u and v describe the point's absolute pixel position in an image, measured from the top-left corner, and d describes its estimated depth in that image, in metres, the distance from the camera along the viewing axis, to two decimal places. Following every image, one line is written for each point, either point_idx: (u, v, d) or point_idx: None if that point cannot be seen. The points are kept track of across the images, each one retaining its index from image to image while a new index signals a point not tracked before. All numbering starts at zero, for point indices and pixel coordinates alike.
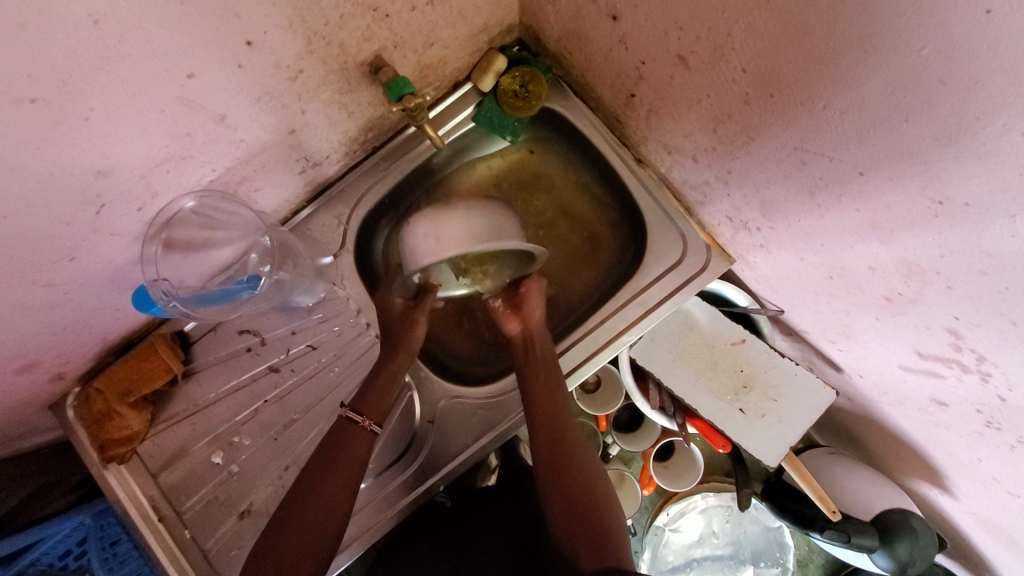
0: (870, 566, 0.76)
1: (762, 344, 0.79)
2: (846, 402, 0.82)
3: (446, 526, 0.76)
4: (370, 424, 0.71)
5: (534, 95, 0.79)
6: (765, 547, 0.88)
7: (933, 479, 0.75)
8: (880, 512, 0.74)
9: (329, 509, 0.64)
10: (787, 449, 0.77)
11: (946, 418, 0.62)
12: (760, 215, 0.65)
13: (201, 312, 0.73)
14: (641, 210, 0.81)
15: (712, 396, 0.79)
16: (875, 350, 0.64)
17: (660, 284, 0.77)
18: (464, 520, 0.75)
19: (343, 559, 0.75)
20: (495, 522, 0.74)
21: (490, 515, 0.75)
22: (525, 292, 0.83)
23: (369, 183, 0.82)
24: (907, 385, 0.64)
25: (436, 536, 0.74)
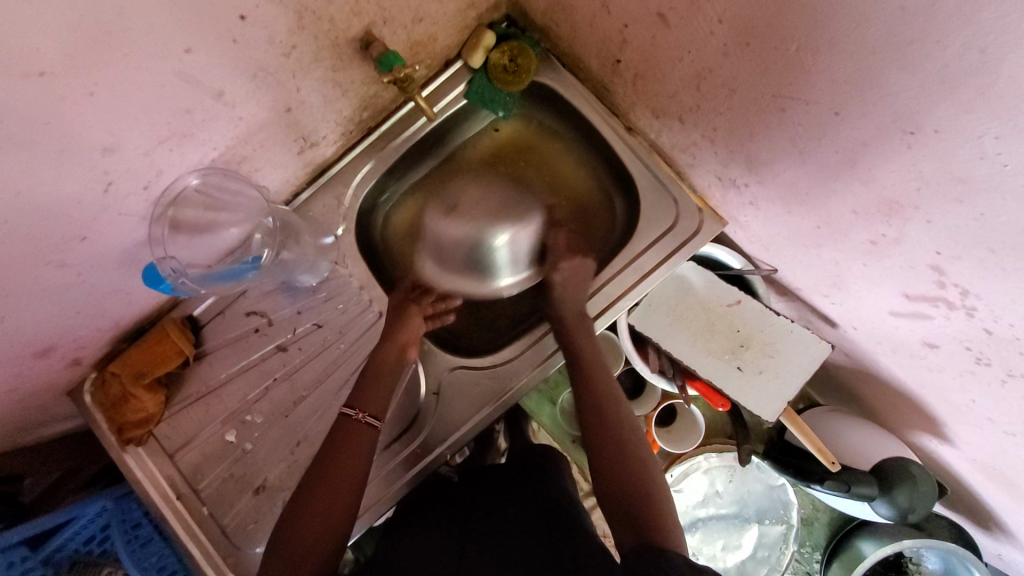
0: (871, 515, 0.77)
1: (757, 304, 0.80)
2: (842, 358, 0.83)
3: (456, 503, 0.75)
4: (364, 417, 0.71)
5: (522, 68, 0.81)
6: (770, 505, 0.89)
7: (932, 429, 0.76)
8: (877, 462, 0.76)
9: (345, 477, 0.67)
10: (785, 404, 0.78)
11: (937, 360, 0.63)
12: (747, 171, 0.66)
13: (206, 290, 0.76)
14: (636, 179, 0.83)
15: (710, 356, 0.81)
16: (865, 298, 0.66)
17: (654, 249, 0.79)
18: (478, 503, 0.73)
19: (356, 530, 0.78)
20: (508, 511, 0.70)
21: (508, 503, 0.71)
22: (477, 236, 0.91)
23: (366, 163, 0.84)
24: (899, 331, 0.65)
25: (444, 509, 0.74)
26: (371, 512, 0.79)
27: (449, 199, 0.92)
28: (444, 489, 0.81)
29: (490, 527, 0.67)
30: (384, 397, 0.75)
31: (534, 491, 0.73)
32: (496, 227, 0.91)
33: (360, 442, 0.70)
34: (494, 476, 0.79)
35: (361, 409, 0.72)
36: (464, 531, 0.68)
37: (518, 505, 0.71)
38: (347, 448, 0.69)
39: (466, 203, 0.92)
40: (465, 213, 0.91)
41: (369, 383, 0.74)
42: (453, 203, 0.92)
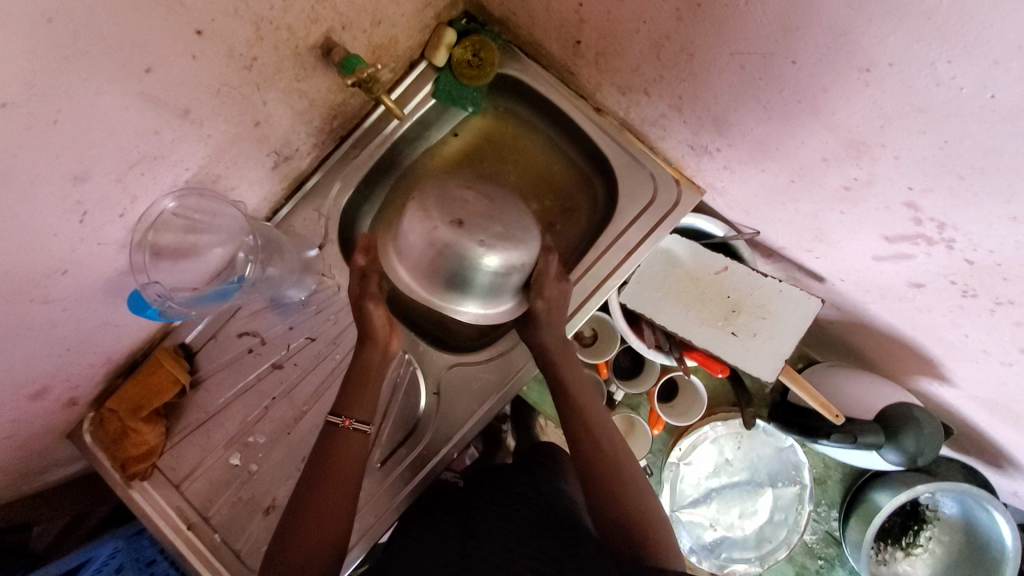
0: (880, 463, 0.78)
1: (743, 269, 0.81)
2: (835, 313, 0.83)
3: (456, 507, 0.74)
4: (351, 424, 0.71)
5: (486, 62, 0.82)
6: (780, 467, 0.88)
7: (932, 372, 0.77)
8: (880, 410, 0.76)
9: (339, 490, 0.67)
10: (783, 363, 0.79)
11: (926, 300, 0.64)
12: (717, 135, 0.67)
13: (194, 309, 0.76)
14: (610, 157, 0.83)
15: (703, 325, 0.81)
16: (847, 247, 0.66)
17: (638, 224, 0.80)
18: (475, 504, 0.73)
19: (353, 557, 0.78)
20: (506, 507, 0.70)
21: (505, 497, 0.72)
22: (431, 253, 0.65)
23: (342, 173, 0.84)
24: (884, 275, 0.65)
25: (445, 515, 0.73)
26: (375, 529, 0.79)
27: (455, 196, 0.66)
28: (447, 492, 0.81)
29: (488, 522, 0.67)
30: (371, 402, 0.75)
31: (533, 487, 0.73)
32: (492, 246, 0.64)
33: (350, 447, 0.70)
34: (494, 476, 0.79)
35: (347, 415, 0.72)
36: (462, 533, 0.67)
37: (517, 499, 0.71)
38: (342, 454, 0.70)
39: (478, 219, 0.64)
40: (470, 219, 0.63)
41: (358, 390, 0.74)
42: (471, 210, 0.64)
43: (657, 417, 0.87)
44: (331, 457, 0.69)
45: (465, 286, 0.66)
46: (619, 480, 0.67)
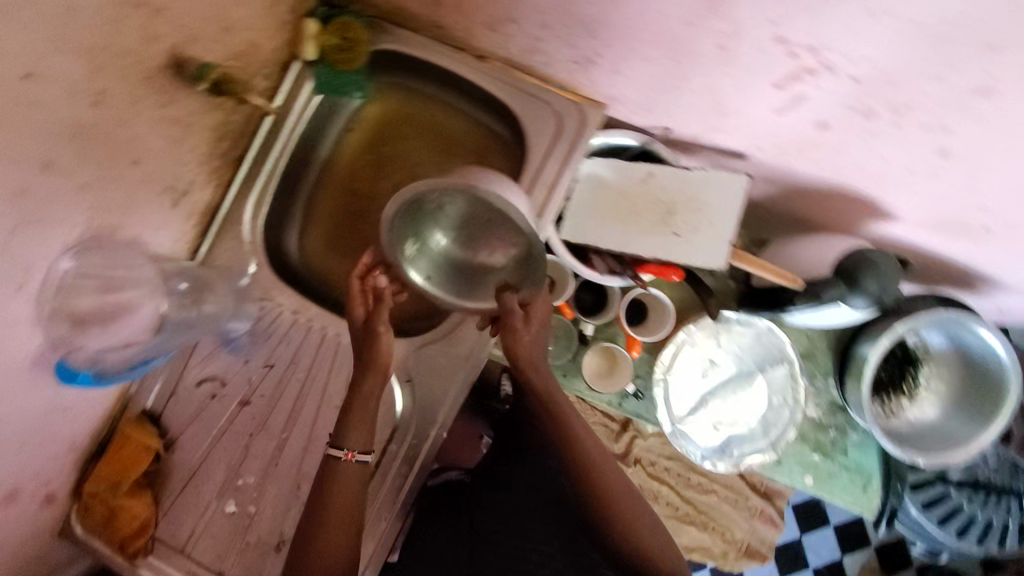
0: (852, 314, 0.77)
1: (668, 169, 0.80)
2: (770, 185, 0.83)
3: (464, 507, 0.85)
4: (353, 456, 0.71)
5: (355, 42, 0.81)
6: (764, 352, 0.88)
7: (875, 211, 0.76)
8: (834, 262, 0.75)
9: (339, 522, 0.69)
10: (730, 244, 0.77)
11: (836, 138, 0.63)
12: (591, 39, 0.66)
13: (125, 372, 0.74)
14: (506, 100, 0.82)
15: (646, 236, 0.81)
16: (749, 110, 0.65)
17: (551, 156, 0.80)
18: (478, 503, 0.84)
19: None
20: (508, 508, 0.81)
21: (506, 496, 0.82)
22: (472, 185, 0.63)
23: (250, 194, 0.83)
24: (792, 127, 0.64)
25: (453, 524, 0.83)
26: (387, 531, 0.80)
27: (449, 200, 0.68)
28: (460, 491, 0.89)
29: (496, 524, 0.79)
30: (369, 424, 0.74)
31: (535, 477, 0.83)
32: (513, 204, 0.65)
33: (347, 481, 0.70)
34: (490, 469, 0.87)
35: (348, 446, 0.72)
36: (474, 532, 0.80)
37: (517, 497, 0.82)
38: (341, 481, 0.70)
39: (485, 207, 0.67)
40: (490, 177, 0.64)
41: (349, 419, 0.73)
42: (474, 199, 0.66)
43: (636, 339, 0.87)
44: (328, 492, 0.69)
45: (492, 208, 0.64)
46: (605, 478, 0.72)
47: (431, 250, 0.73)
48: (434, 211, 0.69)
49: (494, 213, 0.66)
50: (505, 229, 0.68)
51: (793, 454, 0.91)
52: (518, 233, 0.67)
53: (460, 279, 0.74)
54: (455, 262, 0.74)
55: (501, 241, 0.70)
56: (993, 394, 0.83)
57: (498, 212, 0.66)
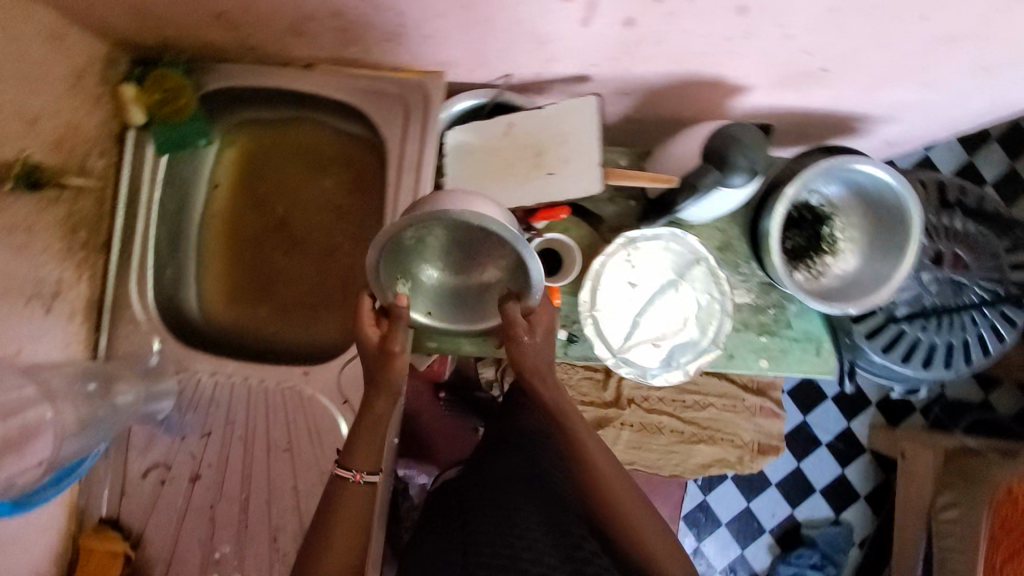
0: (740, 194, 0.77)
1: (522, 114, 0.80)
2: (626, 97, 0.83)
3: (455, 514, 0.77)
4: (362, 476, 0.68)
5: (176, 90, 0.80)
6: (679, 258, 0.89)
7: (726, 86, 0.77)
8: (702, 150, 0.75)
9: (344, 545, 0.65)
10: (600, 167, 0.77)
11: (649, 31, 0.63)
12: (388, 11, 0.65)
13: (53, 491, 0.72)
14: (345, 97, 0.82)
15: (523, 184, 0.80)
16: (561, 31, 0.65)
17: (408, 137, 0.81)
18: (471, 508, 0.76)
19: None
20: (504, 505, 0.74)
21: (506, 494, 0.75)
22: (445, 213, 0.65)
23: (130, 273, 0.81)
24: (607, 34, 0.64)
25: (445, 520, 0.79)
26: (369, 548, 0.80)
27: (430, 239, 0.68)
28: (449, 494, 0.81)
29: (488, 524, 0.71)
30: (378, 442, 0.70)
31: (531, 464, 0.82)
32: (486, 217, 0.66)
33: (350, 498, 0.68)
34: (495, 468, 0.82)
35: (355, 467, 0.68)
36: (463, 536, 0.72)
37: (513, 497, 0.75)
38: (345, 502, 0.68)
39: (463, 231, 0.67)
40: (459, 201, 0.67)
41: (357, 435, 0.69)
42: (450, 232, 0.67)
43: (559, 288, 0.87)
44: (335, 511, 0.67)
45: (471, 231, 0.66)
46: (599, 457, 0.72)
47: (429, 288, 0.73)
48: (414, 251, 0.69)
49: (474, 232, 0.66)
50: (488, 247, 0.68)
51: (740, 343, 0.92)
52: (501, 244, 0.67)
53: (463, 307, 0.73)
54: (452, 291, 0.73)
55: (489, 258, 0.69)
56: (898, 221, 0.84)
57: (478, 231, 0.66)
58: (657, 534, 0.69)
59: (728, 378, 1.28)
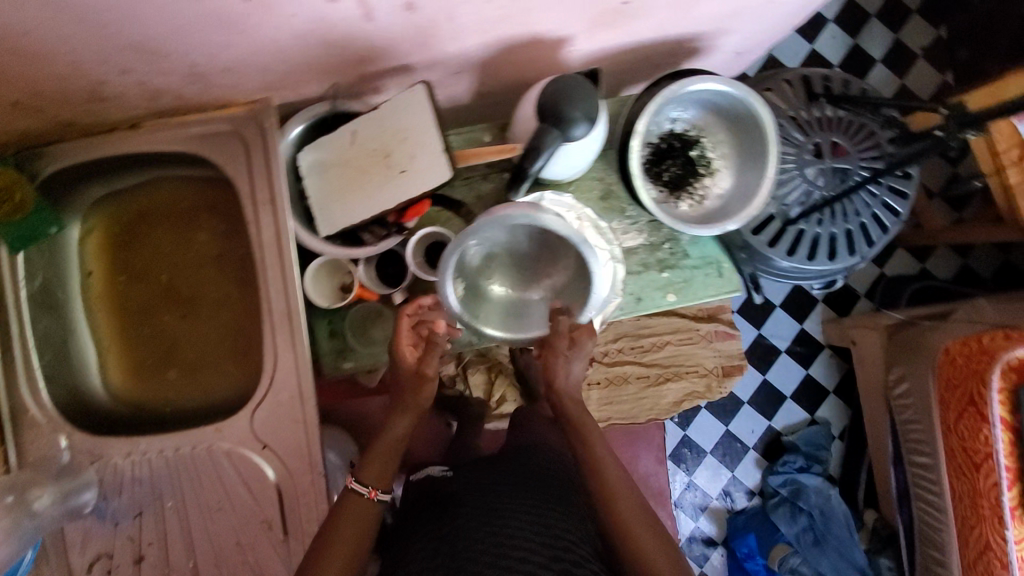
0: (592, 136, 0.78)
1: (359, 118, 0.79)
2: (463, 75, 0.83)
3: (442, 512, 0.79)
4: (377, 493, 0.74)
5: (11, 184, 0.74)
6: (558, 221, 0.87)
7: (551, 41, 0.77)
8: (536, 110, 0.74)
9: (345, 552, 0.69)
10: (445, 153, 0.77)
11: (438, 10, 0.62)
12: (179, 52, 0.63)
13: None
14: (182, 146, 0.79)
15: (381, 188, 0.80)
16: (356, 30, 0.64)
17: (254, 169, 0.78)
18: (460, 506, 0.79)
19: None
20: (495, 503, 0.77)
21: (496, 494, 0.79)
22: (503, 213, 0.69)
23: (18, 380, 0.78)
24: (400, 21, 0.64)
25: (436, 510, 0.81)
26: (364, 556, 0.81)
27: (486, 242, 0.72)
28: (435, 497, 0.85)
29: (479, 520, 0.74)
30: (390, 461, 0.78)
31: (537, 476, 0.85)
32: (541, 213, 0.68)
33: (353, 508, 0.72)
34: (481, 474, 0.86)
35: (371, 484, 0.75)
36: (452, 528, 0.74)
37: (503, 498, 0.78)
38: (348, 512, 0.72)
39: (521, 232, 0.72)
40: (503, 208, 0.70)
41: (378, 454, 0.78)
42: (515, 229, 0.71)
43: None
44: (338, 515, 0.72)
45: (541, 225, 0.68)
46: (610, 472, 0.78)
47: (482, 301, 0.75)
48: (467, 267, 0.72)
49: (531, 234, 0.72)
50: (548, 251, 0.73)
51: (643, 285, 0.92)
52: (567, 247, 0.71)
53: (514, 316, 0.76)
54: (507, 298, 0.76)
55: (548, 258, 0.74)
56: (755, 135, 0.85)
57: (535, 233, 0.71)
58: (654, 543, 0.73)
59: (679, 314, 1.29)
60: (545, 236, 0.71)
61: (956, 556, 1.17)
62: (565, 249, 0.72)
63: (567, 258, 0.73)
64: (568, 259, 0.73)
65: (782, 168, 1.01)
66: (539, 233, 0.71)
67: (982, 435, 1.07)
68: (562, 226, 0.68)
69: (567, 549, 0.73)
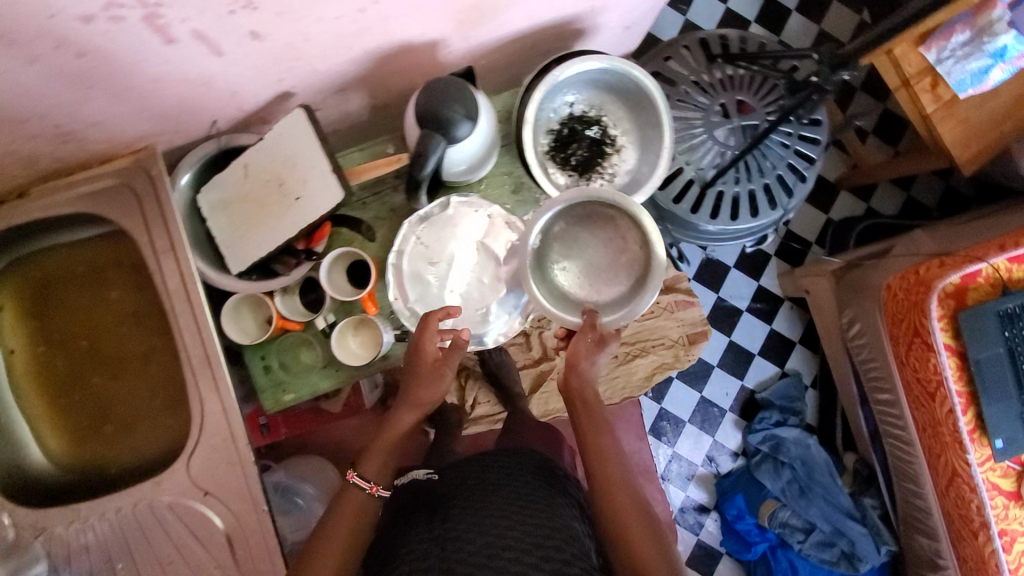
0: (483, 134, 0.78)
1: (249, 150, 0.78)
2: (346, 92, 0.82)
3: (435, 510, 0.78)
4: (377, 489, 0.75)
5: None
6: (470, 222, 0.86)
7: (421, 45, 0.76)
8: (418, 117, 0.74)
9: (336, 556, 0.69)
10: (335, 173, 0.76)
11: (282, 34, 0.62)
12: (31, 118, 0.62)
13: None
14: (76, 208, 0.79)
15: (281, 218, 0.79)
16: (205, 68, 0.63)
17: (150, 217, 0.78)
18: (453, 504, 0.78)
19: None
20: (490, 501, 0.76)
21: (491, 491, 0.78)
22: (607, 209, 0.78)
23: None
24: (247, 52, 0.63)
25: (430, 510, 0.80)
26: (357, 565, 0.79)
27: (567, 218, 0.79)
28: (429, 498, 0.83)
29: (471, 518, 0.73)
30: (387, 456, 0.79)
31: (539, 480, 0.83)
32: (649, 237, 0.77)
33: (348, 506, 0.74)
34: (477, 466, 0.84)
35: (373, 479, 0.76)
36: (444, 528, 0.73)
37: (499, 497, 0.77)
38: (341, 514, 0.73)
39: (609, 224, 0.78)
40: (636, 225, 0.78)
41: (378, 450, 0.78)
42: (589, 208, 0.79)
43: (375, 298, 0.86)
44: (335, 516, 0.73)
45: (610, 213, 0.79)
46: (610, 469, 0.76)
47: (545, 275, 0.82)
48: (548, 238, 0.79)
49: (591, 211, 0.79)
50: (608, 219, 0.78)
51: None
52: (634, 235, 0.78)
53: (568, 301, 0.80)
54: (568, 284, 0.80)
55: (615, 242, 0.77)
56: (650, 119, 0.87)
57: (599, 207, 0.78)
58: (650, 544, 0.70)
59: None
60: (626, 229, 0.79)
61: (930, 487, 1.16)
62: (642, 251, 0.78)
63: (632, 259, 0.78)
64: (638, 256, 0.78)
65: (691, 134, 1.03)
66: (619, 221, 0.79)
67: (931, 364, 1.07)
68: (655, 258, 0.77)
69: (560, 548, 0.71)
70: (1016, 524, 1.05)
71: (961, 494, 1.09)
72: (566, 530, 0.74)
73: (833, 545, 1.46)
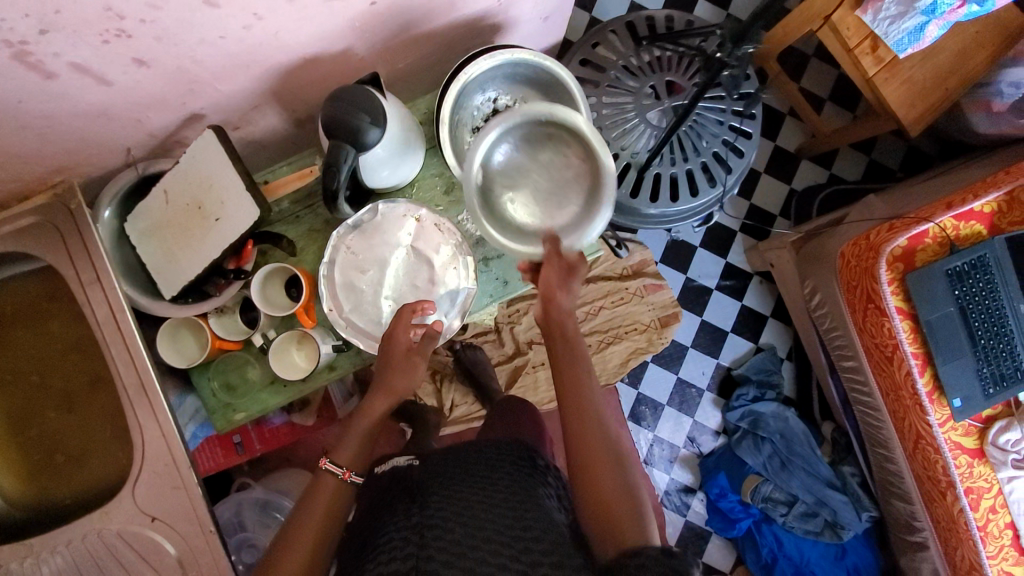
0: (394, 139, 0.78)
1: (166, 176, 0.78)
2: (262, 109, 0.82)
3: (413, 498, 0.65)
4: (349, 476, 0.72)
5: None
6: (399, 227, 0.86)
7: (327, 56, 0.76)
8: (327, 130, 0.74)
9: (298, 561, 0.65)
10: (251, 190, 0.76)
11: (170, 59, 0.62)
12: None
13: None
14: (2, 249, 0.79)
15: (206, 239, 0.80)
16: (99, 99, 0.64)
17: (72, 252, 0.78)
18: (433, 487, 0.65)
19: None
20: (474, 487, 0.65)
21: (472, 484, 0.65)
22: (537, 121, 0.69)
23: None
24: (139, 80, 0.64)
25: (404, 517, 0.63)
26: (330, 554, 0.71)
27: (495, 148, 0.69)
28: (403, 479, 0.71)
29: (453, 505, 0.62)
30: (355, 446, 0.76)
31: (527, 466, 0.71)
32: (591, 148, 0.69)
33: (320, 497, 0.70)
34: (460, 457, 0.71)
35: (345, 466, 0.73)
36: (422, 517, 0.60)
37: (479, 487, 0.65)
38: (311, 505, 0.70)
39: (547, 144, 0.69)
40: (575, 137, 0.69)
41: (350, 438, 0.75)
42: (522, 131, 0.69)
43: (311, 312, 0.86)
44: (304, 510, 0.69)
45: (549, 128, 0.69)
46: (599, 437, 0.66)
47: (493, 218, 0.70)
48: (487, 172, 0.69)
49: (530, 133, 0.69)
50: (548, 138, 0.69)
51: (508, 266, 0.91)
52: (581, 149, 0.69)
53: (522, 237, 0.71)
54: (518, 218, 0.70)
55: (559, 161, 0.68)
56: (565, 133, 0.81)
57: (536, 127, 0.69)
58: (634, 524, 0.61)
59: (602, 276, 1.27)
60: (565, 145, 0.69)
61: (899, 451, 1.15)
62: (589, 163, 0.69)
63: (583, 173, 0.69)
64: (589, 171, 0.68)
65: (624, 118, 1.02)
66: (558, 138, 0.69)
67: (886, 329, 1.07)
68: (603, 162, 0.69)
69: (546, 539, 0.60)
70: (981, 480, 1.06)
71: (926, 456, 1.09)
72: (551, 520, 0.63)
73: (815, 516, 1.46)
